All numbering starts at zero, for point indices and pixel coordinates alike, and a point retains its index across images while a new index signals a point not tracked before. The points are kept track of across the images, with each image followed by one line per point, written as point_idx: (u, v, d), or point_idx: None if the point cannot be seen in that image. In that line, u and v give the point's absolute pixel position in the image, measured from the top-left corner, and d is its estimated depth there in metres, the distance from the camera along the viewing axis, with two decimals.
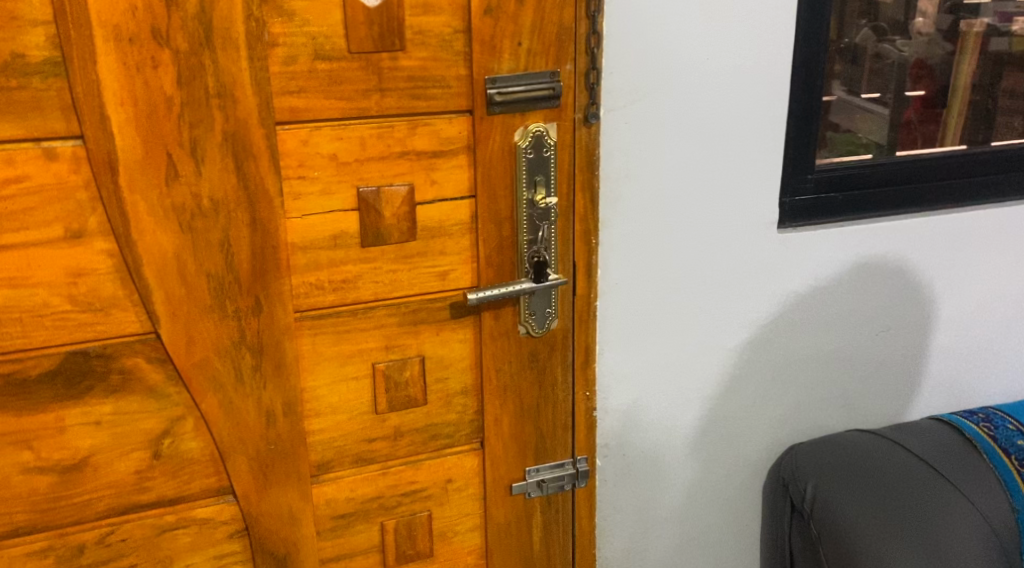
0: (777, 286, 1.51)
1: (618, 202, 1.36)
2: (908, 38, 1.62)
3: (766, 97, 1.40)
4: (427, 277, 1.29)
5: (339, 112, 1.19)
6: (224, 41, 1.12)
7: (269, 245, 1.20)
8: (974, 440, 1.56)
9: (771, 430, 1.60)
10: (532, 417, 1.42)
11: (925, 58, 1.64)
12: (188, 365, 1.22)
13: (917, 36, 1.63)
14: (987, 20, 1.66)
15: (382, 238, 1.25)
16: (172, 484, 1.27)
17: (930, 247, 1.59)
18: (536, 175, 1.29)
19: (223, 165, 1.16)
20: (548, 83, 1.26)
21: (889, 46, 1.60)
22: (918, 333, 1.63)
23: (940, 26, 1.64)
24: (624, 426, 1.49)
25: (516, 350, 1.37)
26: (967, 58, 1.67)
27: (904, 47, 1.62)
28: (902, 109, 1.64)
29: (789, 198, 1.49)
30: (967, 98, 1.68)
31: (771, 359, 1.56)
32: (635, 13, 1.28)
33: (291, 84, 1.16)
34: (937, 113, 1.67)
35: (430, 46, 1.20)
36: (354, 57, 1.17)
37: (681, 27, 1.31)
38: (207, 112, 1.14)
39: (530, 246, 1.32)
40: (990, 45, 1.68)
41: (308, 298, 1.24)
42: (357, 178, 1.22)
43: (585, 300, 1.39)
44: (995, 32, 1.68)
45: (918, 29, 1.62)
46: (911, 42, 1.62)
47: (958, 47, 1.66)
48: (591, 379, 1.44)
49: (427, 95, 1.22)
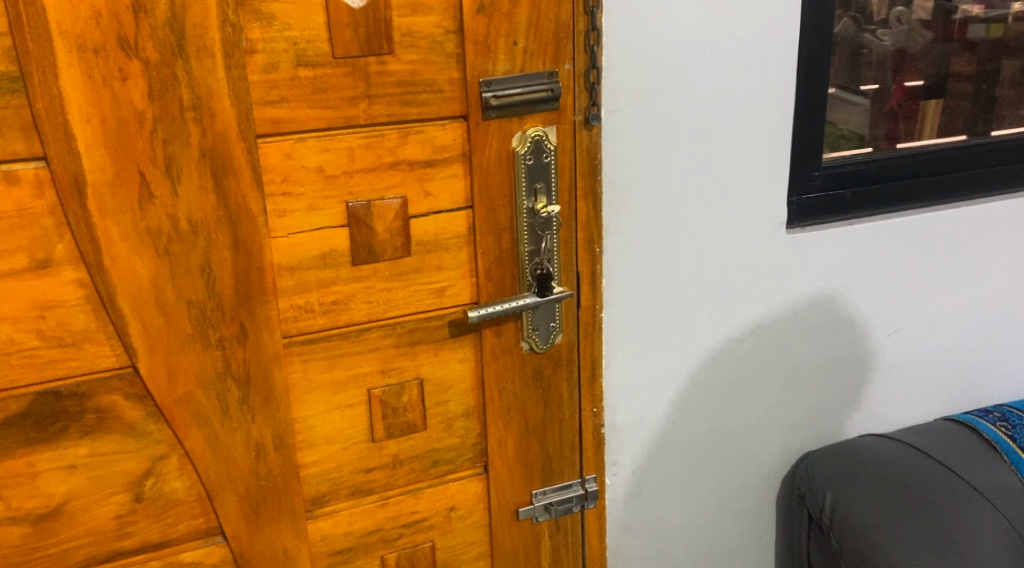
0: (785, 290, 1.45)
1: (622, 209, 1.29)
2: (890, 27, 1.54)
3: (773, 94, 1.32)
4: (423, 295, 1.21)
5: (325, 121, 1.09)
6: (199, 49, 1.02)
7: (253, 267, 1.10)
8: (994, 442, 1.50)
9: (783, 439, 1.54)
10: (537, 438, 1.35)
11: (905, 48, 1.56)
12: (169, 401, 1.11)
13: (898, 25, 1.54)
14: (965, 7, 1.59)
15: (374, 255, 1.16)
16: (157, 528, 1.17)
17: (940, 243, 1.53)
18: (536, 183, 1.22)
19: (202, 184, 1.06)
20: (547, 85, 1.18)
21: (870, 36, 1.51)
22: (926, 332, 1.58)
23: (922, 14, 1.56)
24: (632, 443, 1.42)
25: (519, 368, 1.30)
26: (947, 46, 1.59)
27: (886, 36, 1.53)
28: (883, 100, 1.56)
29: (796, 197, 1.43)
30: (947, 87, 1.61)
31: (782, 366, 1.49)
32: (615, 9, 1.19)
33: (272, 93, 1.06)
34: (917, 103, 1.59)
35: (420, 48, 1.12)
36: (340, 63, 1.08)
37: (670, 22, 1.23)
38: (182, 127, 1.03)
39: (532, 258, 1.24)
40: (968, 33, 1.60)
41: (297, 322, 1.15)
42: (346, 193, 1.13)
43: (590, 311, 1.32)
44: (975, 17, 1.60)
45: (897, 17, 1.54)
46: (891, 31, 1.54)
47: (938, 35, 1.58)
48: (598, 395, 1.37)
49: (418, 101, 1.13)
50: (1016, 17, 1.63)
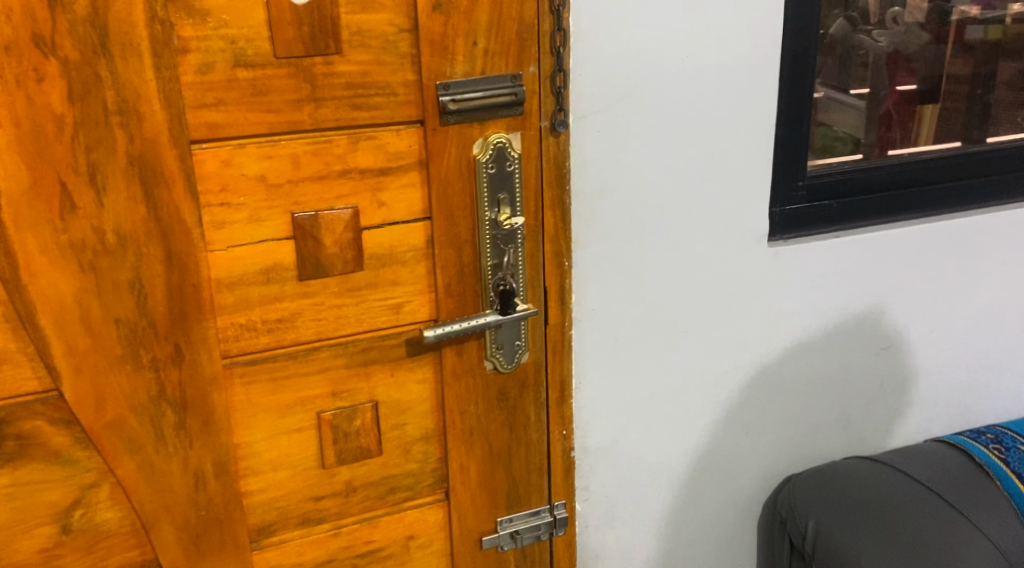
0: (767, 306, 1.37)
1: (592, 220, 1.21)
2: (885, 27, 1.46)
3: (753, 99, 1.25)
4: (378, 312, 1.13)
5: (266, 125, 1.01)
6: (124, 48, 0.94)
7: (188, 284, 1.02)
8: (986, 466, 1.42)
9: (765, 460, 1.46)
10: (502, 462, 1.27)
11: (902, 49, 1.48)
12: (98, 427, 1.03)
13: (895, 25, 1.47)
14: (963, 7, 1.51)
15: (323, 270, 1.08)
16: (87, 561, 1.09)
17: (930, 256, 1.46)
18: (499, 193, 1.14)
19: (130, 194, 0.98)
20: (510, 88, 1.10)
21: (865, 37, 1.43)
22: (917, 349, 1.50)
23: (919, 15, 1.48)
24: (605, 467, 1.34)
25: (482, 389, 1.22)
26: (945, 48, 1.51)
27: (881, 37, 1.46)
28: (878, 103, 1.48)
29: (780, 208, 1.35)
30: (944, 90, 1.53)
31: (763, 385, 1.41)
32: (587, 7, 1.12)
33: (207, 96, 0.98)
34: (914, 107, 1.51)
35: (371, 48, 1.04)
36: (282, 63, 1.00)
37: (645, 22, 1.15)
38: (107, 132, 0.95)
39: (494, 273, 1.16)
40: (965, 34, 1.52)
41: (238, 341, 1.07)
42: (291, 203, 1.05)
43: (558, 329, 1.24)
44: (973, 19, 1.52)
45: (894, 17, 1.46)
46: (887, 32, 1.46)
47: (936, 35, 1.50)
48: (568, 417, 1.29)
49: (370, 104, 1.05)
50: (1016, 19, 1.55)
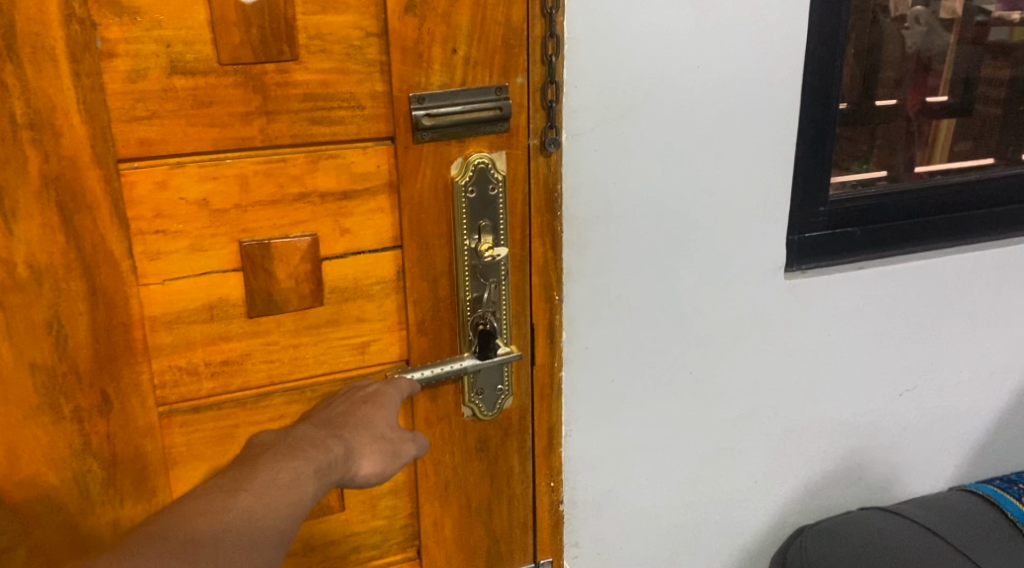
0: (783, 344, 1.23)
1: (587, 250, 1.07)
2: (907, 27, 1.29)
3: (773, 119, 1.10)
4: (340, 352, 1.00)
5: (209, 142, 0.88)
6: (36, 52, 0.81)
7: (116, 323, 0.89)
8: (1016, 519, 1.30)
9: (776, 512, 1.33)
10: (482, 517, 1.14)
11: (923, 51, 1.33)
12: (10, 484, 0.90)
13: (916, 25, 1.30)
14: (986, 7, 1.35)
15: (275, 306, 0.95)
16: None
17: (966, 289, 1.31)
18: (481, 219, 1.00)
19: (46, 221, 0.85)
20: (494, 102, 0.96)
21: (885, 38, 1.27)
22: (946, 391, 1.36)
23: (941, 12, 1.32)
24: (597, 521, 1.21)
25: (460, 438, 1.09)
26: (964, 49, 1.35)
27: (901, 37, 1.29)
28: (895, 112, 1.33)
29: (797, 235, 1.21)
30: (963, 97, 1.38)
31: (774, 432, 1.27)
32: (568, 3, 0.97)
33: (138, 107, 0.85)
34: (931, 116, 1.37)
35: (333, 54, 0.90)
36: (227, 71, 0.87)
37: (639, 24, 1.00)
38: (16, 149, 0.82)
39: (473, 309, 1.03)
40: (988, 36, 1.36)
41: (177, 387, 0.94)
42: (239, 230, 0.92)
43: (547, 370, 1.10)
44: (998, 20, 1.36)
45: (916, 16, 1.30)
46: (908, 31, 1.30)
47: (958, 36, 1.35)
48: (557, 467, 1.15)
49: (331, 118, 0.92)
50: None
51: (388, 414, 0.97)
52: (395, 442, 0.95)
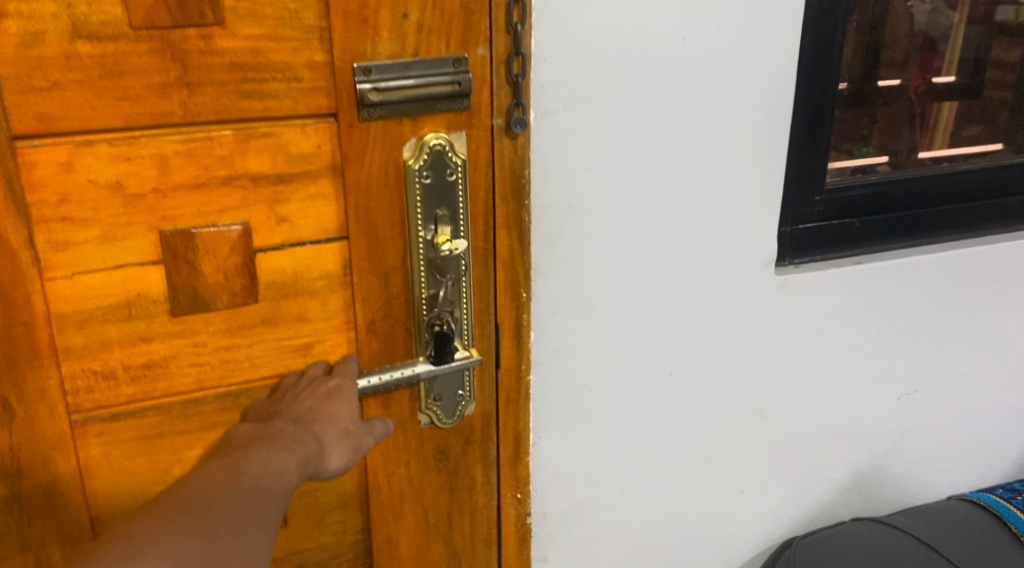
0: (773, 344, 1.13)
1: (557, 243, 0.96)
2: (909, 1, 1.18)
3: (765, 97, 1.00)
4: (279, 355, 0.89)
5: (121, 117, 0.77)
6: None
7: (16, 321, 0.79)
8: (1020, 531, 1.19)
9: (762, 522, 1.23)
10: (441, 531, 1.04)
11: (926, 29, 1.21)
12: None
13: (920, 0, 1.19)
14: None
15: (203, 304, 0.84)
16: None
17: (972, 284, 1.21)
18: (438, 208, 0.89)
19: None
20: (452, 75, 0.86)
21: (887, 13, 1.16)
22: (948, 394, 1.26)
23: None
24: (568, 535, 1.11)
25: (416, 446, 0.99)
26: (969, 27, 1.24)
27: (903, 13, 1.18)
28: (897, 95, 1.22)
29: (789, 227, 1.11)
30: (965, 81, 1.27)
31: (762, 438, 1.17)
32: None
33: (37, 76, 0.75)
34: (932, 99, 1.26)
35: (264, 19, 0.79)
36: (141, 36, 0.76)
37: None
38: None
39: (430, 308, 0.92)
40: (995, 14, 1.25)
41: (91, 393, 0.84)
42: (159, 217, 0.81)
43: (513, 373, 1.00)
44: None
45: None
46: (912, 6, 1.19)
47: (962, 14, 1.23)
48: (524, 477, 1.05)
49: (264, 91, 0.81)
50: None
51: (353, 407, 0.88)
52: (362, 436, 0.87)
